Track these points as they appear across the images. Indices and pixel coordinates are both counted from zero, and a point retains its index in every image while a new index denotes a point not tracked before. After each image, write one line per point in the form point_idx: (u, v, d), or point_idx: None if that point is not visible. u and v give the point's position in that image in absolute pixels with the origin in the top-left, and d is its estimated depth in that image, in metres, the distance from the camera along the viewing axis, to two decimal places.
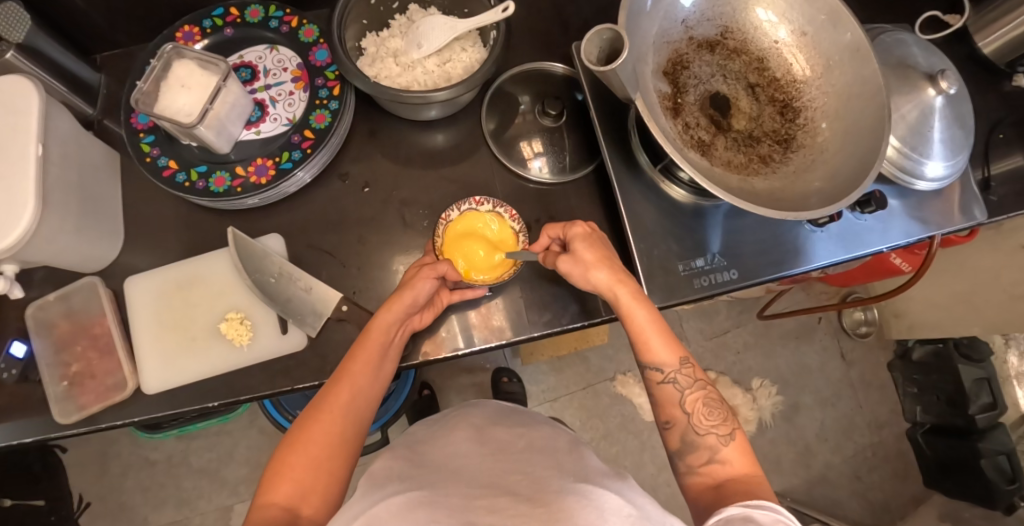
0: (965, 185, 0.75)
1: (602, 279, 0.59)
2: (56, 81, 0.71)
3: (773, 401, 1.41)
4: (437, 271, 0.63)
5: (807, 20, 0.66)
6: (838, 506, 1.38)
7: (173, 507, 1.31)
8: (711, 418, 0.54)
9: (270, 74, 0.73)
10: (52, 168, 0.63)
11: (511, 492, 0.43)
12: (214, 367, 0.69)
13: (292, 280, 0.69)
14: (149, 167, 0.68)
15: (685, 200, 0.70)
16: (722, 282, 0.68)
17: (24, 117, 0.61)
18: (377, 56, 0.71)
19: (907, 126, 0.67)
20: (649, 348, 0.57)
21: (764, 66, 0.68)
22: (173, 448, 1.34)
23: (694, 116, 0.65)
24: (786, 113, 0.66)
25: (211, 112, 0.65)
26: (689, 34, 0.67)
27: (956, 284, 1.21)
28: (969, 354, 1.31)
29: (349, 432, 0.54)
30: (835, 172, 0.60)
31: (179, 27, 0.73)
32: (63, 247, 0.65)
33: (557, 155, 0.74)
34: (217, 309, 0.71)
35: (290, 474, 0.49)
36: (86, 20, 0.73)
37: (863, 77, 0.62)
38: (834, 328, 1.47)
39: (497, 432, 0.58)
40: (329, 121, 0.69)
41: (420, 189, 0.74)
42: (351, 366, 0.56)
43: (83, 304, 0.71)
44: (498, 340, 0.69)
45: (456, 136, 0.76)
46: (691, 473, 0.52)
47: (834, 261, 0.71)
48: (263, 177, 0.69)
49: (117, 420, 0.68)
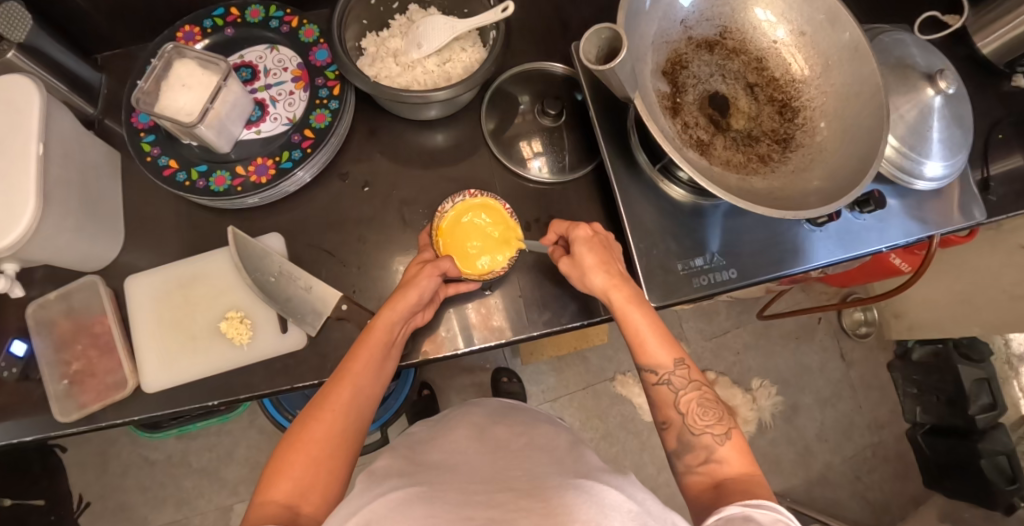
0: (964, 184, 0.75)
1: (598, 283, 0.59)
2: (57, 81, 0.71)
3: (773, 401, 1.41)
4: (439, 269, 0.63)
5: (806, 20, 0.66)
6: (838, 506, 1.38)
7: (173, 507, 1.31)
8: (705, 418, 0.54)
9: (270, 74, 0.73)
10: (53, 167, 0.63)
11: (510, 488, 0.44)
12: (214, 365, 0.69)
13: (293, 279, 0.69)
14: (149, 166, 0.68)
15: (685, 200, 0.70)
16: (721, 281, 0.69)
17: (25, 116, 0.61)
18: (378, 56, 0.71)
19: (906, 125, 0.67)
20: (644, 350, 0.57)
21: (764, 66, 0.68)
22: (173, 448, 1.34)
23: (693, 116, 0.66)
24: (785, 112, 0.67)
25: (212, 111, 0.65)
26: (689, 34, 0.67)
27: (956, 284, 1.21)
28: (969, 354, 1.31)
29: (349, 430, 0.54)
30: (834, 171, 0.60)
31: (180, 27, 0.73)
32: (64, 246, 0.65)
33: (556, 155, 0.74)
34: (217, 308, 0.71)
35: (291, 471, 0.49)
36: (87, 20, 0.73)
37: (862, 76, 0.62)
38: (834, 328, 1.47)
39: (497, 430, 0.58)
40: (329, 120, 0.70)
41: (420, 188, 0.74)
42: (353, 364, 0.56)
43: (83, 303, 0.71)
44: (497, 339, 0.70)
45: (456, 136, 0.76)
46: (690, 473, 0.52)
47: (834, 260, 0.71)
48: (264, 177, 0.69)
49: (117, 418, 0.68)
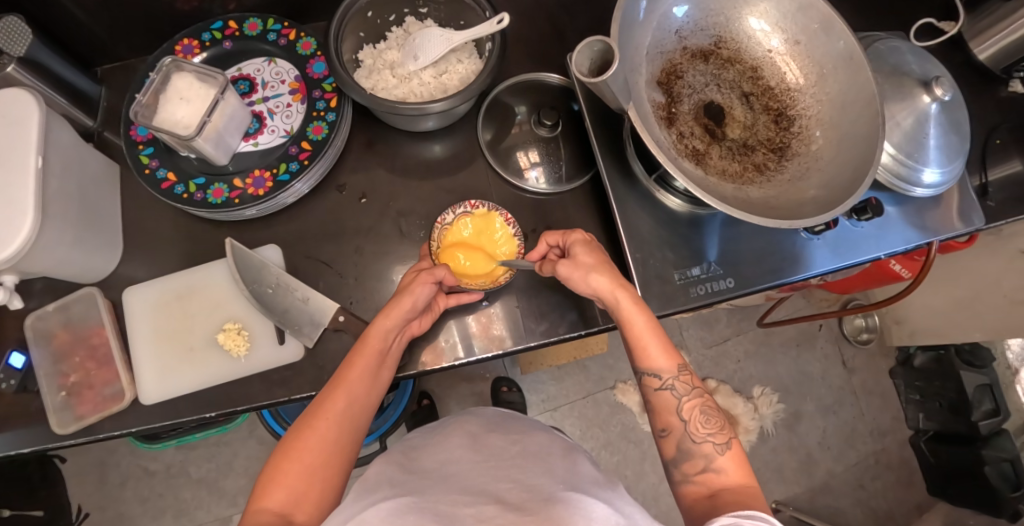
0: (964, 191, 0.75)
1: (602, 283, 0.59)
2: (58, 94, 0.72)
3: (774, 409, 1.40)
4: (434, 276, 0.62)
5: (800, 29, 0.66)
6: (841, 514, 1.37)
7: (173, 518, 1.31)
8: (708, 426, 0.53)
9: (269, 86, 0.74)
10: (52, 179, 0.63)
11: (500, 499, 0.43)
12: (212, 376, 0.69)
13: (290, 290, 0.69)
14: (148, 178, 0.69)
15: (682, 209, 0.70)
16: (719, 290, 0.69)
17: (25, 130, 0.62)
18: (375, 68, 0.72)
19: (903, 133, 0.67)
20: (647, 353, 0.57)
21: (759, 75, 0.68)
22: (173, 458, 1.34)
23: (689, 126, 0.66)
24: (780, 121, 0.67)
25: (211, 124, 0.65)
26: (683, 44, 0.68)
27: (960, 289, 1.20)
28: (971, 360, 1.29)
29: (345, 439, 0.54)
30: (831, 179, 0.60)
31: (179, 40, 0.74)
32: (63, 258, 0.65)
33: (554, 165, 0.75)
34: (215, 319, 0.72)
35: (284, 480, 0.49)
36: (85, 33, 0.74)
37: (858, 84, 0.62)
38: (834, 334, 1.47)
39: (492, 439, 0.57)
40: (327, 132, 0.70)
41: (418, 199, 0.75)
42: (348, 373, 0.56)
43: (82, 314, 0.71)
44: (497, 349, 0.69)
45: (454, 146, 0.77)
46: (686, 482, 0.52)
47: (832, 268, 0.71)
48: (262, 189, 0.69)
49: (115, 430, 0.68)
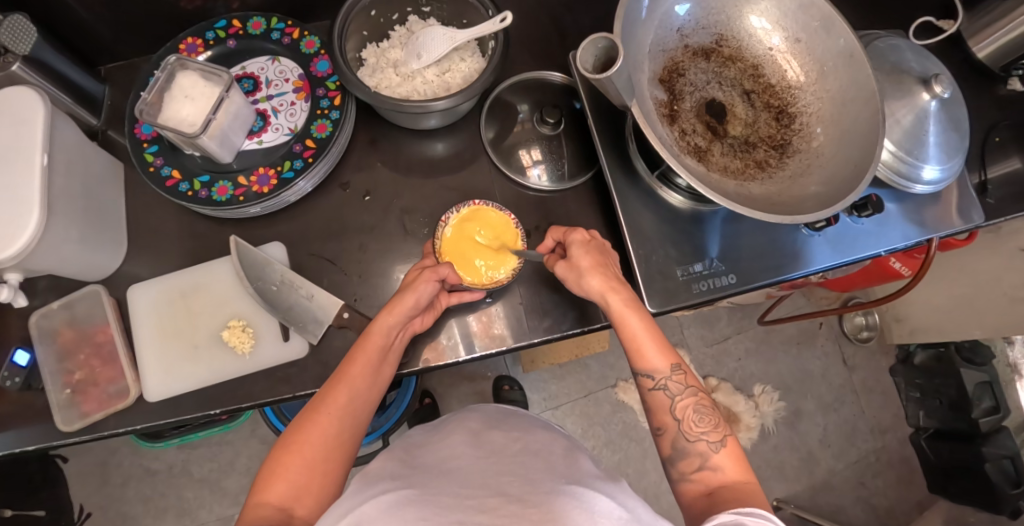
0: (963, 189, 0.76)
1: (594, 286, 0.59)
2: (62, 93, 0.72)
3: (775, 407, 1.41)
4: (438, 274, 0.63)
5: (801, 27, 0.66)
6: (842, 512, 1.37)
7: (175, 518, 1.31)
8: (701, 424, 0.54)
9: (272, 85, 0.74)
10: (57, 177, 0.64)
11: (503, 492, 0.44)
12: (216, 374, 0.69)
13: (294, 287, 0.69)
14: (152, 176, 0.69)
15: (684, 206, 0.70)
16: (720, 286, 0.69)
17: (30, 128, 0.62)
18: (378, 67, 0.72)
19: (903, 130, 0.67)
20: (643, 355, 0.57)
21: (760, 73, 0.69)
22: (175, 458, 1.34)
23: (691, 123, 0.66)
24: (781, 118, 0.67)
25: (215, 122, 0.66)
26: (685, 42, 0.68)
27: (959, 287, 1.21)
28: (972, 357, 1.30)
29: (346, 434, 0.54)
30: (832, 176, 0.60)
31: (183, 39, 0.74)
32: (68, 256, 0.65)
33: (556, 163, 0.75)
34: (219, 316, 0.72)
35: (285, 474, 0.49)
36: (90, 32, 0.74)
37: (858, 81, 0.62)
38: (835, 333, 1.47)
39: (494, 435, 0.58)
40: (330, 130, 0.70)
41: (421, 197, 0.75)
42: (350, 368, 0.57)
43: (86, 312, 0.72)
44: (499, 347, 0.70)
45: (456, 145, 0.77)
46: (683, 480, 0.52)
47: (832, 264, 0.71)
48: (266, 186, 0.70)
49: (119, 427, 0.68)
